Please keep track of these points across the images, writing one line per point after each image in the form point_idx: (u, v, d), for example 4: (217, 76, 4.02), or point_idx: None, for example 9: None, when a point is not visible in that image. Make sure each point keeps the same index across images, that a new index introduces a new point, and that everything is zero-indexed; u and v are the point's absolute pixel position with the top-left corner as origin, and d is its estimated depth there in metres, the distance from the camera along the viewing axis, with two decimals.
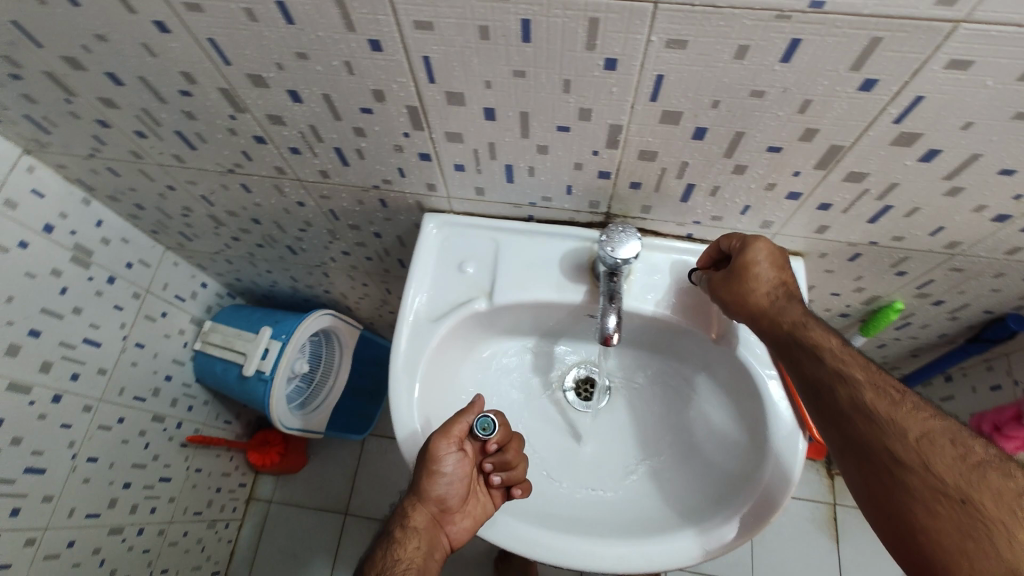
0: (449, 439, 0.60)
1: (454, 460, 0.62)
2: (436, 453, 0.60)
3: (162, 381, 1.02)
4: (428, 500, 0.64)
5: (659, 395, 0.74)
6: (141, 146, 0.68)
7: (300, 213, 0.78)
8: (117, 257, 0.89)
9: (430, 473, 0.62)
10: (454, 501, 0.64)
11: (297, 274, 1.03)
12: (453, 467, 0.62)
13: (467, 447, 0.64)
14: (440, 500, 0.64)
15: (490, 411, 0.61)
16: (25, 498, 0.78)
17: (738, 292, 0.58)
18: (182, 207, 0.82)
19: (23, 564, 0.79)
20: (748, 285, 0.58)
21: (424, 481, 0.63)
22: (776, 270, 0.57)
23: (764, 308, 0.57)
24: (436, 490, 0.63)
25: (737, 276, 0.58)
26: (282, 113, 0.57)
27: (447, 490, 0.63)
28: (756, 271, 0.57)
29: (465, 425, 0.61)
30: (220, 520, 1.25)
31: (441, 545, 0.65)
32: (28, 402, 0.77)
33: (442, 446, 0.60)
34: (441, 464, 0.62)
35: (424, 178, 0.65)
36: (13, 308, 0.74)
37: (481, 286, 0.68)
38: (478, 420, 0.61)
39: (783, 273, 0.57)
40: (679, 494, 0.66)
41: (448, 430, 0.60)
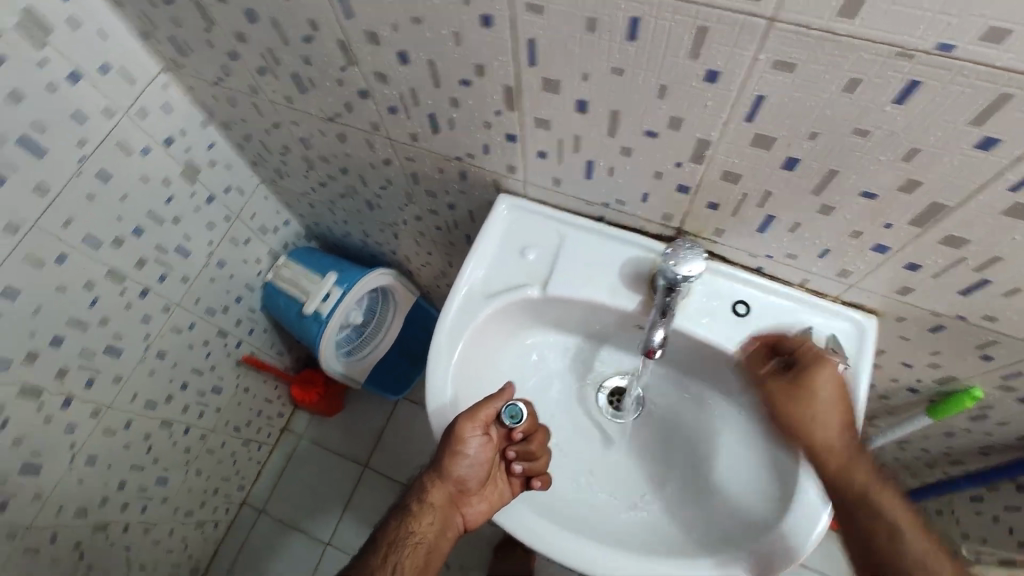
0: (475, 422, 0.62)
1: (479, 442, 0.65)
2: (460, 434, 0.63)
3: (233, 300, 1.10)
4: (448, 479, 0.67)
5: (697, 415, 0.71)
6: (260, 83, 0.74)
7: (384, 170, 0.82)
8: (219, 181, 0.97)
9: (453, 453, 0.64)
10: (472, 480, 0.67)
11: (370, 230, 1.08)
12: (477, 450, 0.65)
13: (491, 432, 0.66)
14: (459, 481, 0.67)
15: (519, 401, 0.63)
16: (98, 373, 0.88)
17: (803, 416, 0.59)
18: (283, 145, 0.88)
19: (86, 431, 0.89)
20: (817, 414, 0.58)
21: (445, 458, 0.65)
22: (839, 398, 0.58)
23: (832, 447, 0.57)
24: (457, 470, 0.66)
25: (805, 400, 0.59)
26: (387, 72, 0.60)
27: (468, 471, 0.66)
28: (818, 391, 0.58)
29: (492, 411, 0.63)
30: (254, 441, 1.33)
31: (455, 523, 0.68)
32: (120, 290, 0.86)
33: (470, 429, 0.63)
34: (465, 444, 0.64)
35: (505, 159, 0.66)
36: (125, 206, 0.82)
37: (538, 273, 0.69)
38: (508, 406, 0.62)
39: (846, 402, 0.58)
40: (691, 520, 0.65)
41: (474, 414, 0.62)
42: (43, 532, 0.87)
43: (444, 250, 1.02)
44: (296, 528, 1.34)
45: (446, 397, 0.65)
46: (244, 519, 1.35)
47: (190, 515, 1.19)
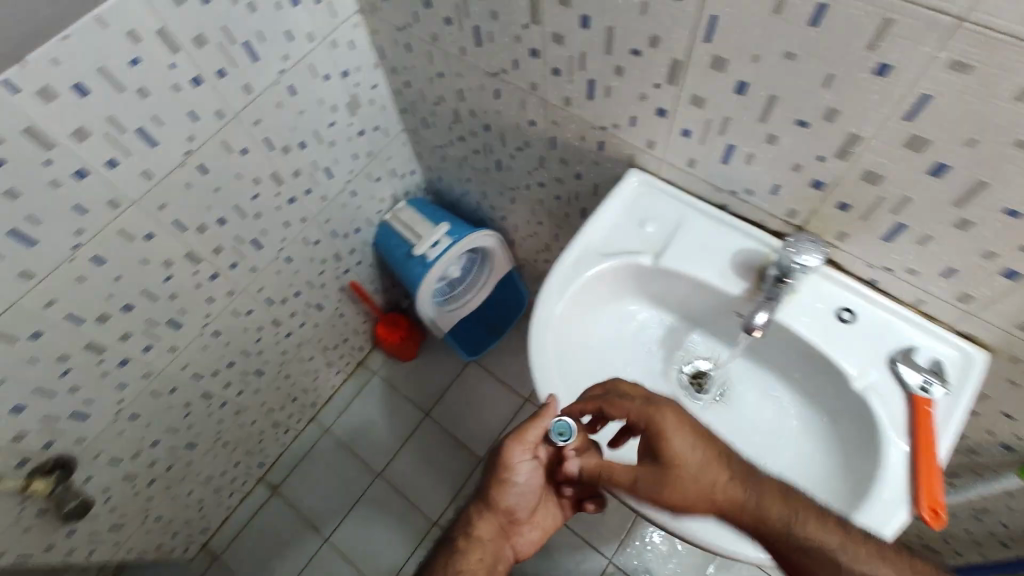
0: (522, 446, 0.66)
1: (529, 464, 0.68)
2: (510, 459, 0.67)
3: (353, 229, 1.21)
4: (498, 510, 0.71)
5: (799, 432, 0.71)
6: (442, 32, 0.83)
7: (526, 132, 0.89)
8: (372, 119, 1.08)
9: (504, 481, 0.69)
10: (524, 509, 0.72)
11: (488, 192, 1.16)
12: (527, 476, 0.69)
13: (542, 453, 0.70)
14: (510, 510, 0.72)
15: (567, 417, 0.66)
16: (242, 259, 0.99)
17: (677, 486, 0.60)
18: (439, 95, 0.97)
19: (221, 306, 1.00)
20: (683, 481, 0.60)
21: (501, 482, 0.70)
22: (694, 451, 0.61)
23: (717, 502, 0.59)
24: (507, 499, 0.71)
25: (669, 472, 0.61)
26: (566, 34, 0.67)
27: (520, 498, 0.71)
28: (672, 444, 0.61)
29: (539, 432, 0.66)
30: (335, 364, 1.44)
31: (506, 553, 0.72)
32: (277, 192, 0.98)
33: (521, 450, 0.66)
34: (514, 470, 0.68)
35: (648, 133, 0.72)
36: (301, 119, 0.94)
37: (653, 245, 0.73)
38: (555, 421, 0.65)
39: (700, 452, 0.61)
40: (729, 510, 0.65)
41: (521, 437, 0.65)
42: (167, 381, 0.98)
43: (553, 221, 1.09)
44: (352, 453, 1.44)
45: (548, 334, 0.71)
46: (308, 435, 1.46)
47: (270, 412, 1.31)
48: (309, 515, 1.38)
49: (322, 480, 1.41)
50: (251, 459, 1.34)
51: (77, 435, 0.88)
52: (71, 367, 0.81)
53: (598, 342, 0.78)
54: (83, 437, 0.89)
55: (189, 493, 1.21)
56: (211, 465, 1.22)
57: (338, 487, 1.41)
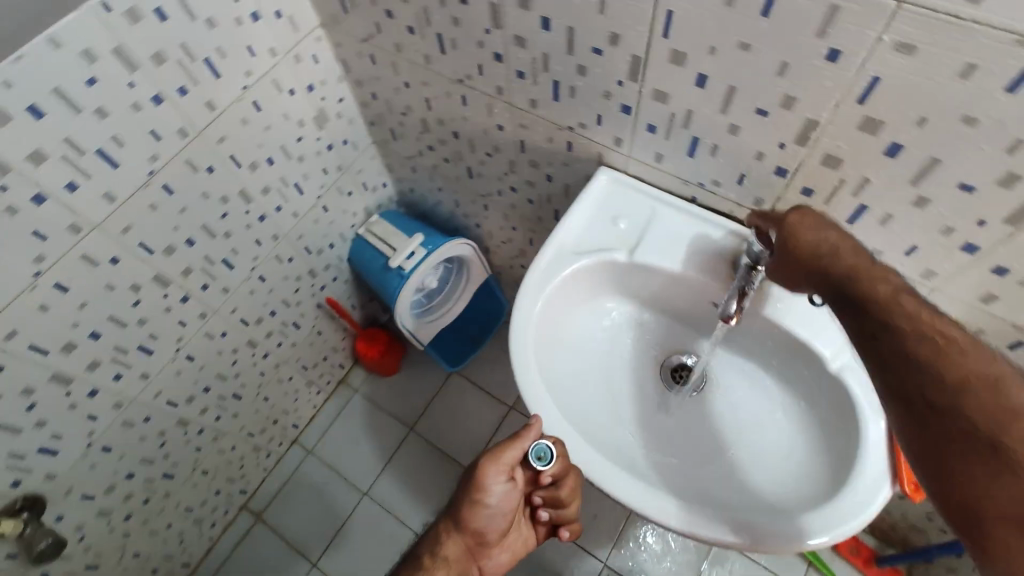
0: (496, 467, 0.70)
1: (504, 486, 0.73)
2: (484, 478, 0.71)
3: (327, 245, 1.20)
4: (466, 531, 0.76)
5: (780, 430, 0.71)
6: (406, 41, 0.83)
7: (495, 137, 0.90)
8: (340, 133, 1.07)
9: (475, 500, 0.73)
10: (494, 532, 0.76)
11: (462, 200, 1.16)
12: (502, 499, 0.73)
13: (518, 476, 0.74)
14: (479, 532, 0.76)
15: (548, 441, 0.66)
16: (213, 280, 0.97)
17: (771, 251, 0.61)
18: (406, 104, 0.97)
19: (193, 329, 0.98)
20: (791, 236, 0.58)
21: (474, 504, 0.74)
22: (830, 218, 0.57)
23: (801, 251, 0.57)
24: (478, 521, 0.75)
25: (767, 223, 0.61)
26: (528, 37, 0.68)
27: (492, 521, 0.75)
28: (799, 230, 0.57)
29: (513, 456, 0.69)
30: (315, 384, 1.41)
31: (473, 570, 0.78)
32: (246, 209, 0.96)
33: (496, 471, 0.71)
34: (486, 491, 0.72)
35: (614, 130, 0.73)
36: (267, 135, 0.93)
37: (626, 241, 0.74)
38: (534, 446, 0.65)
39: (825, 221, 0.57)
40: (706, 497, 0.66)
41: (499, 458, 0.69)
42: (140, 411, 0.95)
43: (528, 225, 1.09)
44: (338, 473, 1.41)
45: (529, 333, 0.70)
46: (291, 458, 1.42)
47: (250, 436, 1.28)
48: (296, 541, 1.34)
49: (307, 503, 1.38)
50: (233, 486, 1.31)
51: (44, 472, 0.84)
52: (37, 401, 0.78)
53: (578, 343, 0.78)
54: (52, 474, 0.86)
55: (168, 526, 1.17)
56: (190, 495, 1.18)
57: (324, 509, 1.37)
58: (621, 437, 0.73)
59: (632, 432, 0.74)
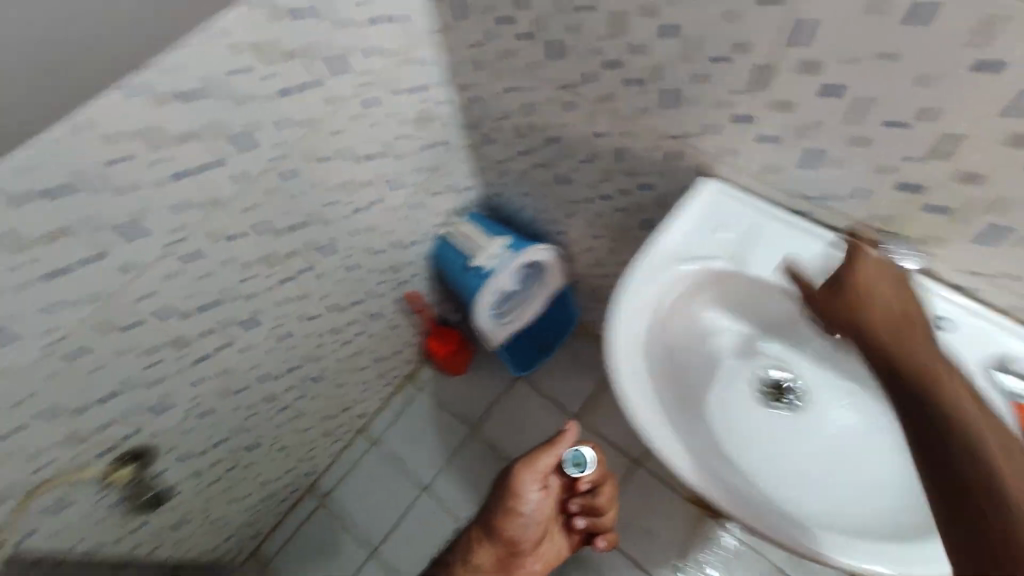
0: (532, 474, 0.80)
1: (537, 494, 0.81)
2: (520, 486, 0.80)
3: (414, 241, 1.24)
4: (500, 537, 0.84)
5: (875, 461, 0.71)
6: (517, 48, 0.86)
7: (593, 144, 0.92)
8: (439, 135, 1.12)
9: (511, 507, 0.81)
10: (526, 538, 0.85)
11: (549, 206, 1.18)
12: (535, 506, 0.82)
13: (549, 484, 0.83)
14: (512, 538, 0.84)
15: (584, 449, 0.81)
16: (313, 266, 1.02)
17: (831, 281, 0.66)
18: (506, 110, 1.01)
19: (290, 310, 1.03)
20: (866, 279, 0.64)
21: (509, 512, 0.82)
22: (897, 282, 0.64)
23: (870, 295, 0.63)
24: (511, 527, 0.83)
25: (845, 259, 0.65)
26: (647, 45, 0.69)
27: (525, 527, 0.83)
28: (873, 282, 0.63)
29: (547, 463, 0.80)
30: (386, 377, 1.45)
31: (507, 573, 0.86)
32: (349, 201, 1.02)
33: (532, 479, 0.80)
34: (522, 498, 0.81)
35: (724, 140, 0.73)
36: (375, 132, 0.98)
37: (728, 251, 0.74)
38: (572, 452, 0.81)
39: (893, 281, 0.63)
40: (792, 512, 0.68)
41: (533, 466, 0.80)
42: (237, 382, 1.01)
43: (615, 234, 1.10)
44: (401, 466, 1.44)
45: (628, 333, 0.72)
46: (357, 446, 1.47)
47: (324, 420, 1.33)
48: (359, 527, 1.38)
49: (369, 492, 1.42)
50: (303, 467, 1.36)
51: (152, 429, 0.91)
52: (156, 361, 0.85)
53: (679, 344, 0.77)
54: (158, 432, 0.92)
55: (244, 497, 1.23)
56: (268, 470, 1.24)
57: (387, 499, 1.41)
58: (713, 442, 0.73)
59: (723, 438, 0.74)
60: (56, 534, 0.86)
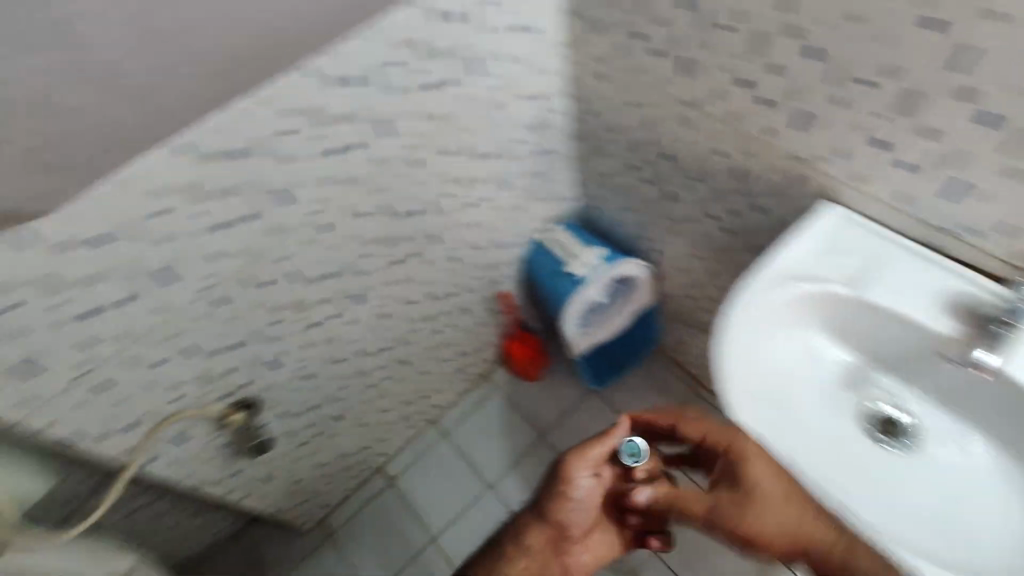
0: (583, 461, 0.75)
1: (589, 481, 0.76)
2: (571, 471, 0.75)
3: (512, 243, 1.29)
4: (549, 523, 0.78)
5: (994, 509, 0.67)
6: (647, 63, 0.90)
7: (709, 162, 0.93)
8: (551, 143, 1.17)
9: (561, 492, 0.77)
10: (578, 527, 0.79)
11: (648, 222, 1.20)
12: (587, 493, 0.77)
13: (604, 473, 0.77)
14: (562, 526, 0.78)
15: (640, 442, 0.74)
16: (421, 252, 1.09)
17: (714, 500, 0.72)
18: (623, 123, 1.04)
19: (395, 291, 1.10)
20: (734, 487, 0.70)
21: (559, 498, 0.77)
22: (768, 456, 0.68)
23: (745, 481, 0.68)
24: (562, 513, 0.78)
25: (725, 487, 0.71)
26: (787, 66, 0.71)
27: (577, 514, 0.78)
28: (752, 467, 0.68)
29: (600, 450, 0.74)
30: (465, 372, 1.49)
31: (556, 564, 0.79)
32: (463, 196, 1.08)
33: (583, 465, 0.75)
34: (572, 485, 0.76)
35: (855, 166, 0.72)
36: (497, 133, 1.04)
37: (848, 275, 0.72)
38: (628, 442, 0.73)
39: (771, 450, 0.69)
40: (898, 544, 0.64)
41: (584, 453, 0.74)
42: (340, 352, 1.09)
43: (715, 255, 1.10)
44: (467, 460, 1.48)
45: (736, 341, 0.71)
46: (428, 435, 1.51)
47: (404, 404, 1.39)
48: (422, 513, 1.42)
49: (435, 481, 1.46)
50: (378, 446, 1.42)
51: (264, 382, 0.99)
52: (280, 320, 0.93)
53: (783, 364, 0.76)
54: (269, 386, 1.01)
55: (325, 464, 1.30)
56: (348, 442, 1.31)
57: (451, 490, 1.44)
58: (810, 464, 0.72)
59: (822, 463, 0.72)
60: (174, 464, 0.95)
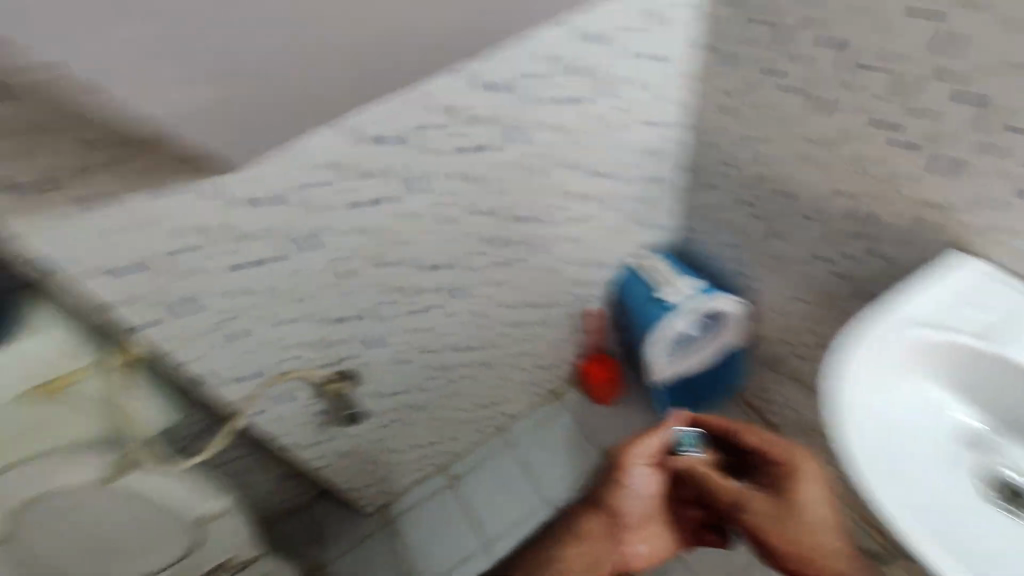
0: (641, 449, 0.74)
1: (645, 470, 0.75)
2: (627, 459, 0.74)
3: (606, 263, 1.32)
4: (604, 512, 0.75)
5: None
6: (777, 99, 0.91)
7: (829, 203, 0.93)
8: (660, 172, 1.19)
9: (617, 480, 0.74)
10: (634, 517, 0.76)
11: (749, 260, 1.19)
12: (642, 485, 0.75)
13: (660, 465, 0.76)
14: (617, 515, 0.75)
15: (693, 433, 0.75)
16: (524, 260, 1.14)
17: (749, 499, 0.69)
18: (739, 158, 1.06)
19: (493, 294, 1.15)
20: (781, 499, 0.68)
21: (614, 485, 0.75)
22: (819, 485, 0.68)
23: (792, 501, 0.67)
24: (617, 502, 0.75)
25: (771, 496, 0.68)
26: (935, 109, 0.72)
27: (632, 504, 0.75)
28: (803, 487, 0.67)
29: (659, 439, 0.74)
30: (538, 387, 1.52)
31: (611, 556, 0.75)
32: (571, 211, 1.12)
33: (640, 453, 0.74)
34: (629, 473, 0.74)
35: (994, 214, 0.72)
36: (615, 154, 1.09)
37: (980, 329, 0.70)
38: (684, 434, 0.74)
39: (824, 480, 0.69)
40: None
41: (641, 442, 0.74)
42: (433, 344, 1.14)
43: (818, 299, 1.07)
44: (529, 474, 1.48)
45: (856, 375, 0.68)
46: (494, 444, 1.53)
47: (478, 407, 1.42)
48: (478, 519, 1.44)
49: (494, 489, 1.47)
50: (446, 444, 1.45)
51: (366, 358, 1.05)
52: (392, 301, 0.99)
53: (904, 413, 0.73)
54: (369, 362, 1.06)
55: (397, 451, 1.34)
56: (421, 434, 1.35)
57: (509, 501, 1.45)
58: (937, 519, 0.66)
59: (951, 521, 0.67)
60: (276, 419, 1.03)
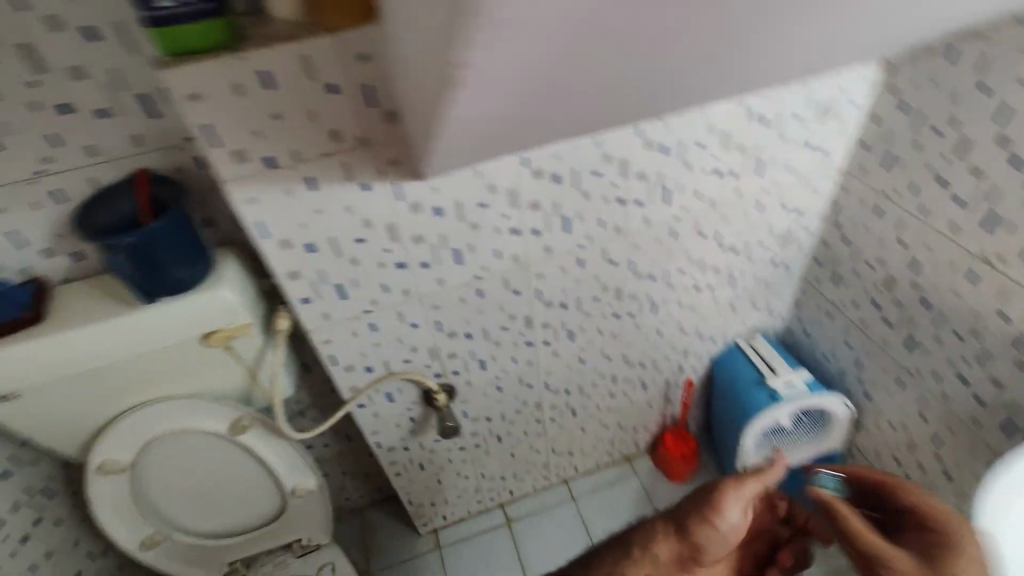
0: (738, 489, 0.61)
1: (740, 516, 0.60)
2: (722, 496, 0.61)
3: (712, 337, 1.30)
4: (683, 540, 0.60)
5: None
6: (939, 207, 0.89)
7: (981, 321, 0.88)
8: (788, 257, 1.18)
9: (706, 513, 0.60)
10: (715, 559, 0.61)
11: (869, 364, 1.14)
12: (732, 529, 0.60)
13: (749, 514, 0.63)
14: (697, 550, 0.59)
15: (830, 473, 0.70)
16: (636, 316, 1.15)
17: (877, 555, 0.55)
18: (879, 258, 1.03)
19: (599, 342, 1.16)
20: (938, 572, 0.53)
21: (699, 518, 0.60)
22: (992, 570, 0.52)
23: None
24: (702, 539, 0.60)
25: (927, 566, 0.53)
26: None
27: (718, 544, 0.60)
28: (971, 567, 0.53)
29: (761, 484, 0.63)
30: (613, 446, 1.49)
31: None
32: (692, 278, 1.13)
33: (737, 493, 0.61)
34: (723, 510, 0.60)
35: None
36: (748, 232, 1.09)
37: None
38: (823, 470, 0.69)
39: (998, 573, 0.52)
40: None
41: (740, 482, 0.62)
42: (531, 378, 1.17)
43: (947, 421, 1.00)
44: (587, 532, 1.45)
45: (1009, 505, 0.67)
46: (556, 493, 1.51)
47: (552, 453, 1.41)
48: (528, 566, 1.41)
49: (549, 539, 1.44)
50: (511, 481, 1.44)
51: (468, 378, 1.09)
52: (508, 327, 1.03)
53: None
54: (471, 381, 1.10)
55: (467, 476, 1.35)
56: (493, 465, 1.36)
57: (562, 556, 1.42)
58: None
59: None
60: (374, 416, 1.08)
